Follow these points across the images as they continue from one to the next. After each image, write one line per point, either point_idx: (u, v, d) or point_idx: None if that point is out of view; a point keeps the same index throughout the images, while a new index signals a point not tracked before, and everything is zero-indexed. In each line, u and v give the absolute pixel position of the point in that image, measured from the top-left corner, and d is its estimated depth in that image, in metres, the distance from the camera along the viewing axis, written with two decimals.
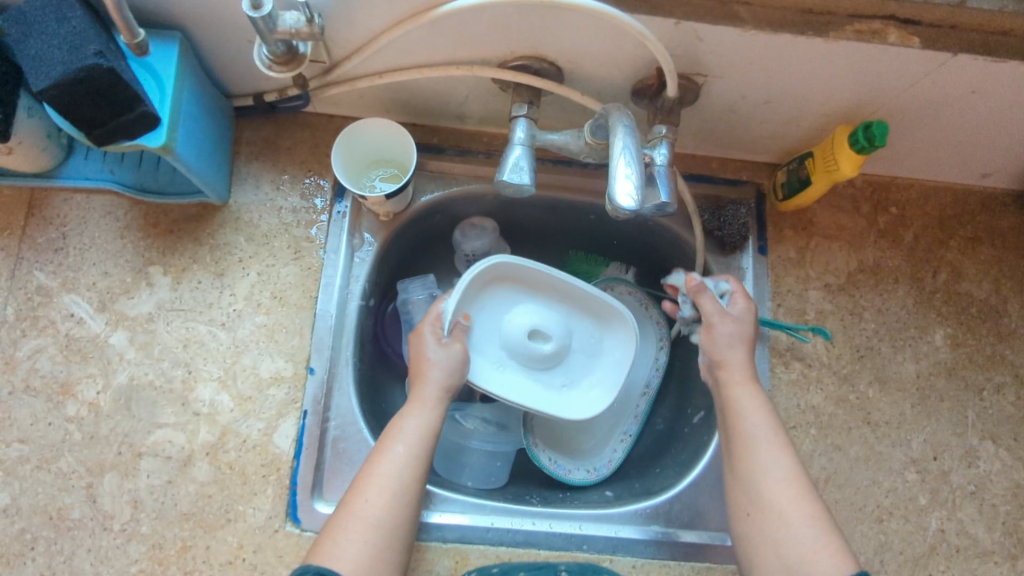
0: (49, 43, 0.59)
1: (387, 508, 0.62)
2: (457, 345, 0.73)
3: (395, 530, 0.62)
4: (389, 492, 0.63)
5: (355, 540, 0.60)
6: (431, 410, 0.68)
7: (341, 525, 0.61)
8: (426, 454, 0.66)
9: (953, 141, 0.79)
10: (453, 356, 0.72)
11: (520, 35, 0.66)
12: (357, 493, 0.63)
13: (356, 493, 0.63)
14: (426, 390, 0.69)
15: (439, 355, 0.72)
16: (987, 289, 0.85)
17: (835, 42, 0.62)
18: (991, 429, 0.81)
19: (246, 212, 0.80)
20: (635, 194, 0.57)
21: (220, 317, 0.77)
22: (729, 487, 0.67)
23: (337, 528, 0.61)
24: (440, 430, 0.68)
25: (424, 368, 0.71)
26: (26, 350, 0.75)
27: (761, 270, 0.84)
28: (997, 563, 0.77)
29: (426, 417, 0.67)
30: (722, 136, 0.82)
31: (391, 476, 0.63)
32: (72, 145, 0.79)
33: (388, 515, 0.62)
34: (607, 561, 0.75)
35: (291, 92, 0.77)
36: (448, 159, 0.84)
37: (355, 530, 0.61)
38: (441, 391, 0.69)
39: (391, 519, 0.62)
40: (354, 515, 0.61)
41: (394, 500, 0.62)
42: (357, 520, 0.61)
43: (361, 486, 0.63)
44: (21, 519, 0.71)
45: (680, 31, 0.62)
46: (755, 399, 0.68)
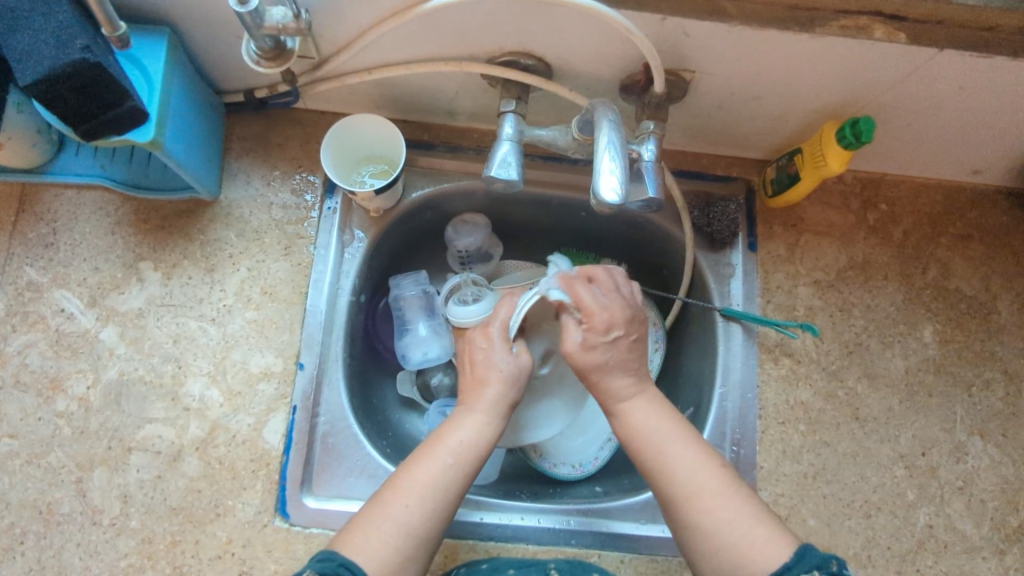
0: (36, 37, 0.59)
1: (423, 517, 0.61)
2: (525, 355, 0.71)
3: (426, 541, 0.61)
4: (428, 501, 0.62)
5: (385, 544, 0.59)
6: (488, 424, 0.67)
7: (373, 524, 0.60)
8: (473, 468, 0.65)
9: (943, 137, 0.79)
10: (522, 368, 0.69)
11: (507, 31, 0.66)
12: (396, 496, 0.62)
13: (395, 497, 0.62)
14: (487, 399, 0.67)
15: (508, 364, 0.69)
16: (976, 285, 0.86)
17: (821, 37, 0.62)
18: (980, 425, 0.82)
19: (236, 207, 0.81)
20: (619, 189, 0.57)
21: (210, 313, 0.77)
22: (681, 534, 0.62)
23: (369, 525, 0.60)
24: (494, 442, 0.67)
25: (489, 375, 0.69)
26: (15, 346, 0.75)
27: (750, 266, 0.85)
28: (985, 559, 0.78)
29: (481, 429, 0.66)
30: (712, 132, 0.82)
31: (434, 485, 0.62)
32: (62, 141, 0.79)
33: (424, 525, 0.61)
34: (595, 556, 0.75)
35: (282, 88, 0.78)
36: (439, 155, 0.84)
37: (387, 533, 0.60)
38: (505, 403, 0.68)
39: (425, 529, 0.61)
40: (389, 517, 0.60)
41: (432, 509, 0.62)
42: (390, 523, 0.60)
43: (400, 489, 0.62)
44: (10, 514, 0.71)
45: (667, 26, 0.63)
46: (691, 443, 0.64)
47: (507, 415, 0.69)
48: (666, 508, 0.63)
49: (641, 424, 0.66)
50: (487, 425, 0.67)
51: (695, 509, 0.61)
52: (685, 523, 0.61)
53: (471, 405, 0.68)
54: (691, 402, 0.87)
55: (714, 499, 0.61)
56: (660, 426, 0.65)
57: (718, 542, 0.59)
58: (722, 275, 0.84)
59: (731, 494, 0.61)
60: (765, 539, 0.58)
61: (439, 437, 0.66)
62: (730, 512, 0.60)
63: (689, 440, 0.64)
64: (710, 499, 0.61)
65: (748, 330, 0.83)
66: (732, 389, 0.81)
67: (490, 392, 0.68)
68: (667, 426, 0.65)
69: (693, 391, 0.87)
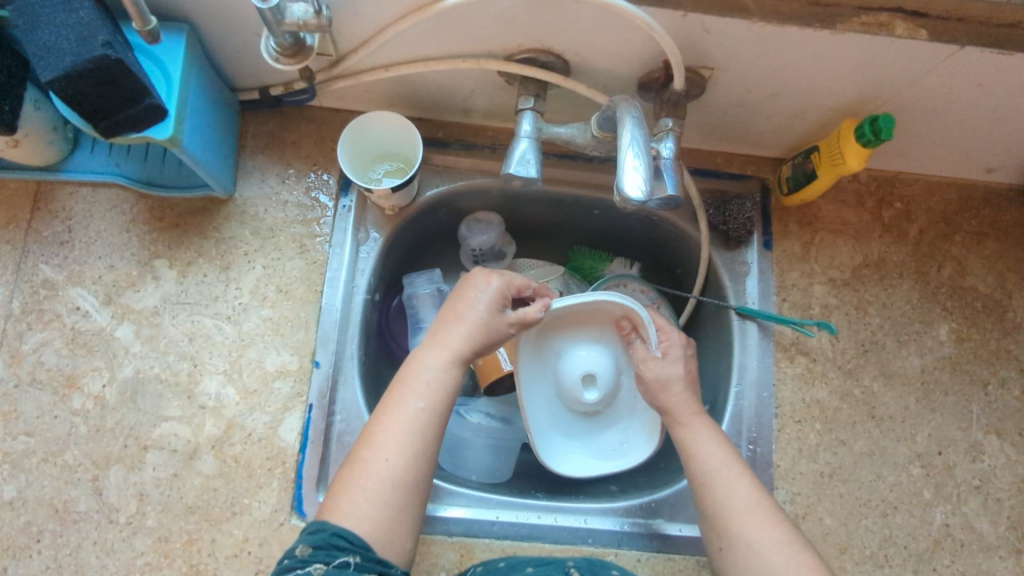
0: (57, 34, 0.59)
1: (405, 465, 0.62)
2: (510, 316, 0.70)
3: (416, 489, 0.62)
4: (407, 450, 0.62)
5: (373, 501, 0.60)
6: (454, 365, 0.67)
7: (357, 485, 0.61)
8: (445, 409, 0.65)
9: (960, 134, 0.79)
10: (494, 315, 0.69)
11: (526, 28, 0.66)
12: (374, 452, 0.62)
13: (373, 451, 0.62)
14: (452, 340, 0.67)
15: (491, 316, 0.69)
16: (992, 283, 0.85)
17: (843, 33, 0.62)
18: (996, 424, 0.82)
19: (251, 205, 0.80)
20: (643, 186, 0.56)
21: (226, 311, 0.77)
22: (720, 555, 0.64)
23: (354, 486, 0.61)
24: (461, 383, 0.67)
25: (457, 319, 0.69)
26: (32, 343, 0.75)
27: (765, 265, 0.84)
28: (1002, 557, 0.77)
29: (447, 370, 0.66)
30: (727, 131, 0.82)
31: (410, 434, 0.63)
32: (78, 138, 0.79)
33: (407, 472, 0.62)
34: (612, 554, 0.75)
35: (298, 86, 0.78)
36: (453, 153, 0.84)
37: (374, 489, 0.60)
38: (472, 345, 0.68)
39: (409, 477, 0.62)
40: (372, 474, 0.61)
41: (413, 457, 0.62)
42: (375, 479, 0.61)
43: (378, 443, 0.62)
44: (27, 511, 0.71)
45: (687, 23, 0.62)
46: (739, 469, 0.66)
47: (474, 356, 0.69)
48: (710, 526, 0.65)
49: (698, 451, 0.67)
50: (453, 366, 0.67)
51: (740, 536, 0.63)
52: (728, 542, 0.63)
53: (434, 345, 0.68)
54: (705, 401, 0.87)
55: (759, 523, 0.63)
56: (716, 451, 0.67)
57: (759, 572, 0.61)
58: (737, 274, 0.84)
59: (774, 524, 0.63)
60: (805, 570, 0.60)
61: (405, 381, 0.66)
62: (769, 541, 0.62)
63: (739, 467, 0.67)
64: (754, 523, 0.63)
65: (764, 328, 0.82)
66: (749, 387, 0.81)
67: (457, 333, 0.68)
68: (722, 452, 0.67)
69: (707, 390, 0.87)
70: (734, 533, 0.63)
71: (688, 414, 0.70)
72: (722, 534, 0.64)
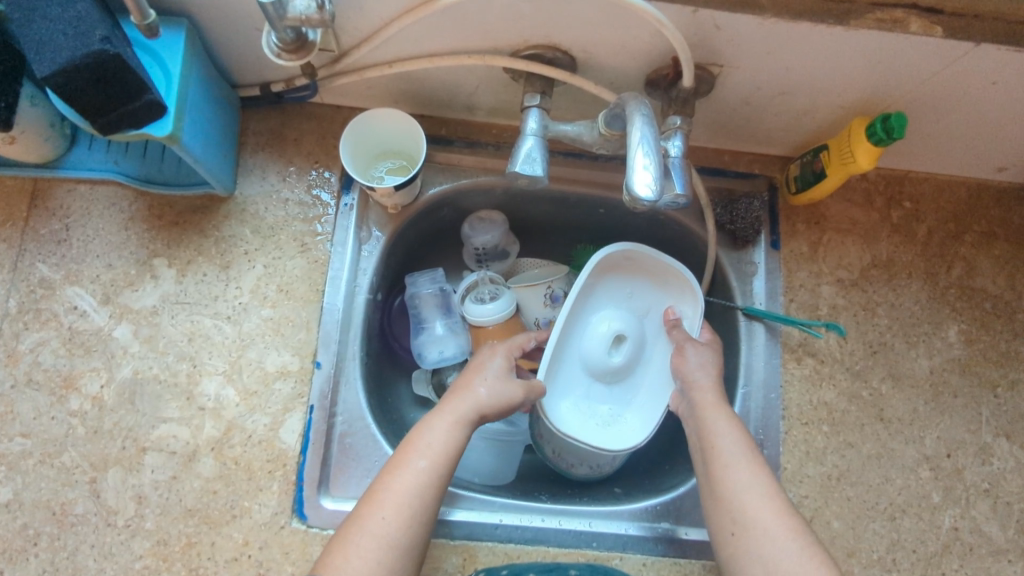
0: (53, 28, 0.57)
1: (400, 527, 0.61)
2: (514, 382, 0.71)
3: (410, 550, 0.61)
4: (404, 511, 0.61)
5: (366, 558, 0.59)
6: (457, 428, 0.66)
7: (353, 541, 0.60)
8: (447, 472, 0.64)
9: (972, 133, 0.78)
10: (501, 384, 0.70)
11: (533, 23, 0.64)
12: (371, 508, 0.61)
13: (370, 509, 0.61)
14: (458, 406, 0.68)
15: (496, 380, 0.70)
16: (1002, 284, 0.84)
17: (856, 30, 0.61)
18: (1005, 426, 0.81)
19: (251, 203, 0.79)
20: (653, 185, 0.55)
21: (226, 311, 0.76)
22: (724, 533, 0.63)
23: (349, 542, 0.60)
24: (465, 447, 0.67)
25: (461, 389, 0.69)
26: (29, 343, 0.74)
27: (773, 264, 0.83)
28: (1011, 562, 0.77)
29: (450, 434, 0.66)
30: (735, 129, 0.81)
31: (408, 495, 0.62)
32: (75, 135, 0.77)
33: (401, 534, 0.60)
34: (617, 558, 0.74)
35: (299, 82, 0.76)
36: (457, 151, 0.83)
37: (367, 546, 0.59)
38: (475, 413, 0.68)
39: (405, 539, 0.61)
40: (367, 531, 0.60)
41: (410, 518, 0.61)
42: (369, 536, 0.60)
43: (376, 502, 0.62)
44: (24, 514, 0.70)
45: (697, 19, 0.61)
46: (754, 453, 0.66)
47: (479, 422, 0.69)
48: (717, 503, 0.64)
49: (714, 435, 0.67)
50: (455, 430, 0.66)
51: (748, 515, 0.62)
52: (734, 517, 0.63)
53: (442, 410, 0.68)
54: None
55: (769, 505, 0.62)
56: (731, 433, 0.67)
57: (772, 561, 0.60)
58: (744, 274, 0.83)
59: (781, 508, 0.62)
60: (808, 553, 0.59)
61: (409, 444, 0.66)
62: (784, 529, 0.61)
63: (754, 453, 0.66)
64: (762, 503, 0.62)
65: (771, 330, 0.81)
66: (756, 389, 0.80)
67: (465, 398, 0.68)
68: (739, 438, 0.67)
69: None
70: (750, 517, 0.62)
71: (711, 396, 0.71)
72: (735, 516, 0.63)
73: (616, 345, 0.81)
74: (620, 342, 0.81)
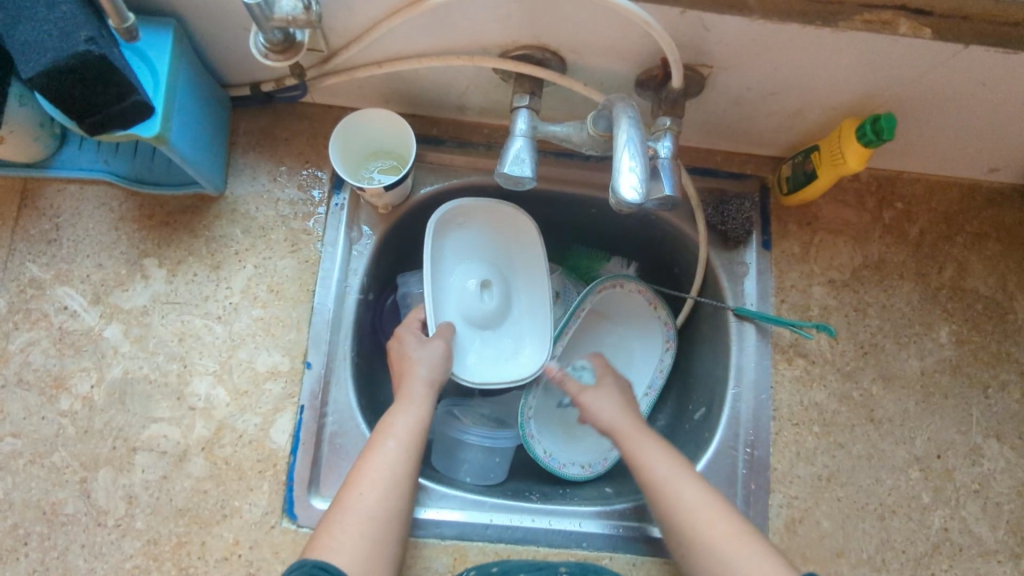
0: (39, 29, 0.57)
1: (381, 499, 0.63)
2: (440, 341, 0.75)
3: (392, 521, 0.63)
4: (382, 487, 0.64)
5: (352, 533, 0.61)
6: (423, 408, 0.70)
7: (337, 521, 0.62)
8: (418, 447, 0.67)
9: (963, 134, 0.78)
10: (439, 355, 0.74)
11: (522, 24, 0.64)
12: (350, 489, 0.64)
13: (350, 489, 0.64)
14: (413, 386, 0.71)
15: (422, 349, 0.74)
16: (993, 285, 0.84)
17: (844, 32, 0.61)
18: (995, 427, 0.81)
19: (242, 203, 0.79)
20: (639, 187, 0.55)
21: (216, 311, 0.76)
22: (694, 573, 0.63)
23: (334, 522, 0.62)
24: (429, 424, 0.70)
25: (411, 368, 0.73)
26: (19, 343, 0.74)
27: (764, 265, 0.83)
28: (1000, 562, 0.77)
29: (417, 414, 0.69)
30: (726, 129, 0.81)
31: (385, 472, 0.65)
32: (65, 135, 0.77)
33: (384, 506, 0.63)
34: (607, 558, 0.74)
35: (289, 82, 0.76)
36: (448, 151, 0.83)
37: (352, 523, 0.62)
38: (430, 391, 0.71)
39: (386, 511, 0.63)
40: (351, 510, 0.62)
41: (388, 493, 0.64)
42: (353, 514, 0.62)
43: (354, 483, 0.64)
44: (14, 514, 0.70)
45: (686, 20, 0.61)
46: (691, 478, 0.67)
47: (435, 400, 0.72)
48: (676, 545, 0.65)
49: (643, 467, 0.68)
50: (420, 412, 0.69)
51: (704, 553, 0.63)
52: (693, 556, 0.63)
53: (400, 398, 0.70)
54: (702, 403, 0.85)
55: (722, 533, 0.63)
56: (660, 459, 0.68)
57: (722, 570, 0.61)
58: (735, 274, 0.83)
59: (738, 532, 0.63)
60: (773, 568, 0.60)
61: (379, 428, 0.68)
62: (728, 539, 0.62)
63: (688, 476, 0.67)
64: (716, 530, 0.63)
65: (762, 331, 0.81)
66: (746, 389, 0.80)
67: (414, 381, 0.71)
68: (670, 462, 0.68)
69: (704, 392, 0.86)
70: (704, 551, 0.63)
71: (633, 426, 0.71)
72: (686, 551, 0.64)
73: (486, 288, 0.82)
74: (488, 286, 0.82)
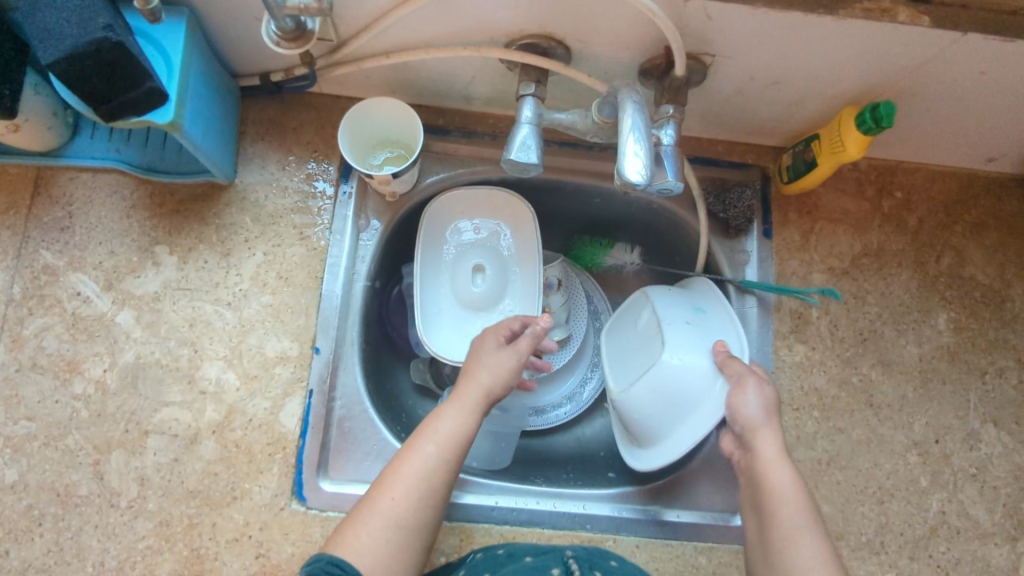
0: (57, 16, 0.58)
1: (410, 507, 0.62)
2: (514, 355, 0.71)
3: (418, 530, 0.62)
4: (412, 491, 0.62)
5: (377, 537, 0.60)
6: (467, 416, 0.66)
7: (363, 520, 0.61)
8: (455, 456, 0.65)
9: (962, 123, 0.79)
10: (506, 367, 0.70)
11: (528, 13, 0.66)
12: (382, 490, 0.62)
13: (381, 490, 0.62)
14: (466, 391, 0.68)
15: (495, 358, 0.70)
16: (991, 273, 0.86)
17: (844, 20, 0.62)
18: (992, 413, 0.82)
19: (251, 192, 0.80)
20: (644, 171, 0.56)
21: (227, 297, 0.77)
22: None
23: (359, 522, 0.61)
24: (474, 433, 0.67)
25: (474, 371, 0.69)
26: (33, 328, 0.75)
27: (765, 253, 0.84)
28: (997, 545, 0.78)
29: (462, 422, 0.66)
30: (728, 119, 0.82)
31: (420, 476, 0.63)
32: (77, 124, 0.79)
33: (411, 514, 0.62)
34: (610, 540, 0.75)
35: (298, 72, 0.78)
36: (454, 141, 0.84)
37: (377, 526, 0.60)
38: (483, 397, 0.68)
39: (416, 519, 0.62)
40: (378, 513, 0.61)
41: (419, 499, 0.62)
42: (379, 516, 0.61)
43: (387, 484, 0.63)
44: (29, 495, 0.71)
45: (689, 9, 0.62)
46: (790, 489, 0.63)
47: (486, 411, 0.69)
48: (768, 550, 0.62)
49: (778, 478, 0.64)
50: (466, 418, 0.66)
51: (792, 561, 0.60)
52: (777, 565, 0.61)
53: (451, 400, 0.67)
54: None
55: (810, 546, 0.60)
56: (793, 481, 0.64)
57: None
58: (736, 262, 0.84)
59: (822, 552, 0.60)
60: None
61: (419, 432, 0.66)
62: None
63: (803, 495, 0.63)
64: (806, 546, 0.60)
65: (763, 319, 0.82)
66: None
67: (469, 387, 0.68)
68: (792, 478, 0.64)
69: None
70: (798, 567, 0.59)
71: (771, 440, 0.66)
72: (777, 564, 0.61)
73: (480, 273, 0.87)
74: (482, 269, 0.87)
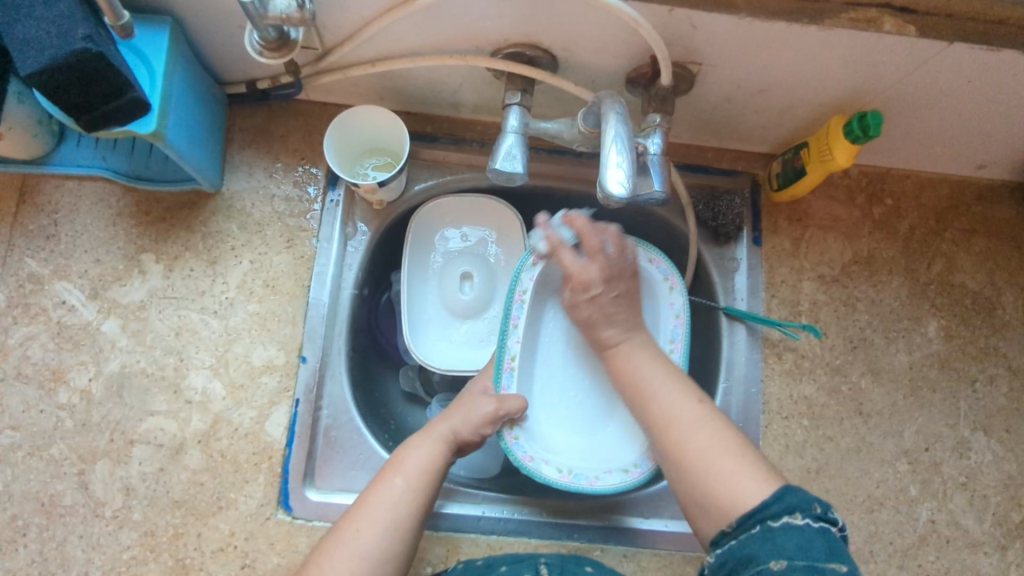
0: (37, 27, 0.58)
1: (376, 539, 0.64)
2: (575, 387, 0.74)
3: (386, 560, 0.64)
4: (381, 526, 0.65)
5: (343, 569, 0.63)
6: (441, 450, 0.70)
7: (331, 552, 0.64)
8: (426, 492, 0.68)
9: (951, 130, 0.78)
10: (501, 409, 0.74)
11: (513, 22, 0.65)
12: (349, 523, 0.65)
13: (348, 523, 0.65)
14: (436, 426, 0.72)
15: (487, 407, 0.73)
16: (981, 280, 0.85)
17: (830, 29, 0.62)
18: (983, 421, 0.82)
19: (238, 200, 0.80)
20: (626, 182, 0.56)
21: (213, 306, 0.77)
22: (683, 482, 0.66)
23: (326, 555, 0.64)
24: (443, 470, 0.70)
25: (443, 420, 0.72)
26: (17, 337, 0.75)
27: (754, 260, 0.84)
28: (987, 554, 0.78)
29: (430, 454, 0.70)
30: (716, 126, 0.82)
31: (388, 510, 0.66)
32: (63, 131, 0.78)
33: (379, 547, 0.64)
34: (598, 550, 0.75)
35: (285, 80, 0.77)
36: (442, 148, 0.84)
37: (343, 559, 0.63)
38: (451, 438, 0.71)
39: (381, 552, 0.64)
40: (345, 545, 0.64)
41: (385, 533, 0.65)
42: (345, 550, 0.64)
43: (354, 516, 0.66)
44: (13, 505, 0.71)
45: (674, 19, 0.62)
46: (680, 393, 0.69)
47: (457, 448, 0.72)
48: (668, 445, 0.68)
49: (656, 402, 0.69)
50: (437, 453, 0.70)
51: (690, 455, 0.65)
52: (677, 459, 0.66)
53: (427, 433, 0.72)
54: None
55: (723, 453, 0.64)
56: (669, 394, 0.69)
57: (700, 459, 0.65)
58: (726, 270, 0.84)
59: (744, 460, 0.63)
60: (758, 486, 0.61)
61: (394, 463, 0.69)
62: (707, 439, 0.65)
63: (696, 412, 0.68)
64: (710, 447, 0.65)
65: (752, 329, 0.82)
66: (736, 383, 0.81)
67: (451, 419, 0.72)
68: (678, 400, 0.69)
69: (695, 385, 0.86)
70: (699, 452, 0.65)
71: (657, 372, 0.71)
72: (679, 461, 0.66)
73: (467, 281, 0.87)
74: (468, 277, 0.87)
